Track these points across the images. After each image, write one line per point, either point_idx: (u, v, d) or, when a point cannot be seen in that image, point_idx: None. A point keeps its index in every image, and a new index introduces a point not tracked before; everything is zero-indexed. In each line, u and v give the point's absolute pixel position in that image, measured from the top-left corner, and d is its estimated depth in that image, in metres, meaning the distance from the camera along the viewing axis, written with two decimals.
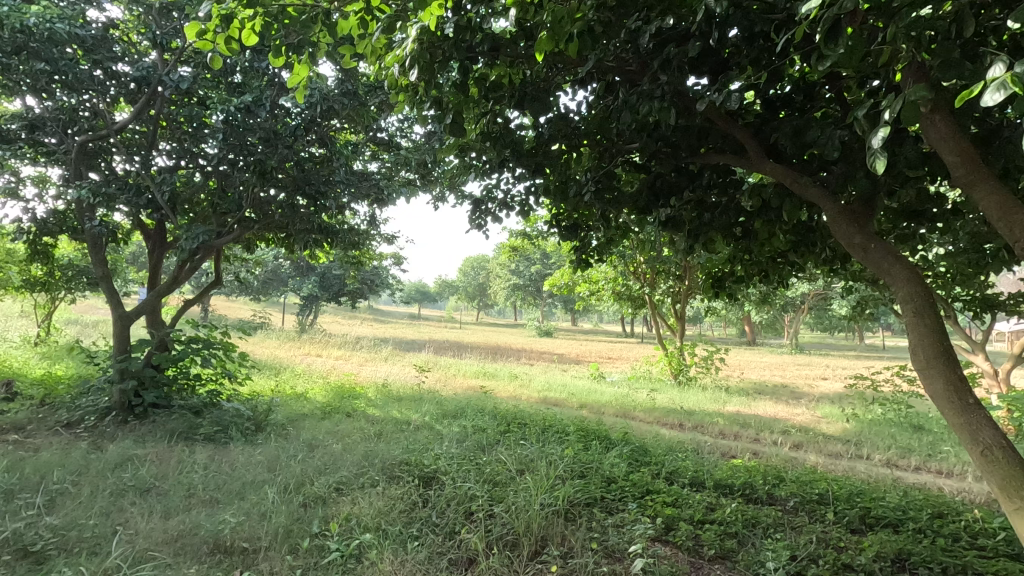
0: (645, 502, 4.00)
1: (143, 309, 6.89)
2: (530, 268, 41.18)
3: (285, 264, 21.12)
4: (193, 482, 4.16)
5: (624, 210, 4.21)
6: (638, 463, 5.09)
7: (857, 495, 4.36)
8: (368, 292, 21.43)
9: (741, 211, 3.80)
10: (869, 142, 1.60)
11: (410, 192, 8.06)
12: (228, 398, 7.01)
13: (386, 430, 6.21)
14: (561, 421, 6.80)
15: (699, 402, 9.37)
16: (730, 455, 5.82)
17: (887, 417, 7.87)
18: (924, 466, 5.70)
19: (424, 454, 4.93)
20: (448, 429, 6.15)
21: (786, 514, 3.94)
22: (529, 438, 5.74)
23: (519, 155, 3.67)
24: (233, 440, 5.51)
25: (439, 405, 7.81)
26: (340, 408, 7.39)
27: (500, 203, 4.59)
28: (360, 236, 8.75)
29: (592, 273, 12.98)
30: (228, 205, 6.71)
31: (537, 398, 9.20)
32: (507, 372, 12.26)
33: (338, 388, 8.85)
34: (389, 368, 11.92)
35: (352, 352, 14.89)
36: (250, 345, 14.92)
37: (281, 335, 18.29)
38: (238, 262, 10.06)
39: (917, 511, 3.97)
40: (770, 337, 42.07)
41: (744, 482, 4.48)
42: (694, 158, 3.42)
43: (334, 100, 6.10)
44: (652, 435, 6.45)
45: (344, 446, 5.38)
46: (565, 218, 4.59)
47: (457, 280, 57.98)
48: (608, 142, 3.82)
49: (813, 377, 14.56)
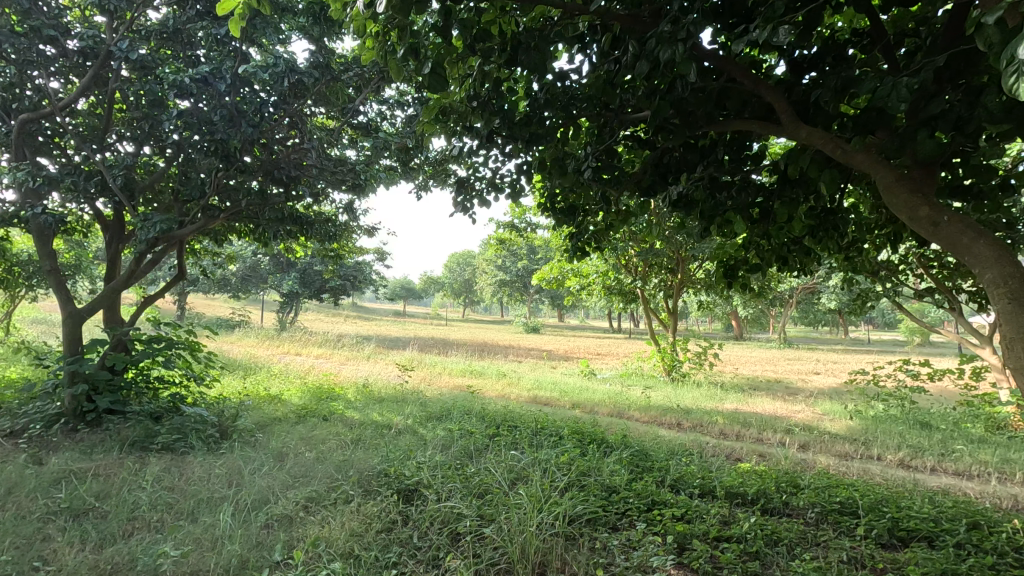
0: (651, 516, 3.58)
1: (97, 304, 6.30)
2: (517, 263, 40.74)
3: (264, 260, 20.38)
4: (139, 502, 3.65)
5: (625, 191, 3.78)
6: (640, 470, 4.65)
7: (881, 502, 3.99)
8: (351, 289, 20.81)
9: (760, 190, 3.37)
10: (1013, 54, 1.27)
11: (391, 180, 7.55)
12: (193, 403, 6.44)
13: (365, 436, 5.74)
14: (554, 422, 6.36)
15: (696, 400, 8.98)
16: (735, 457, 5.45)
17: (890, 413, 7.57)
18: (940, 466, 5.37)
19: (405, 464, 4.45)
20: (432, 434, 5.67)
21: (809, 529, 3.54)
22: (521, 442, 5.31)
23: (511, 125, 3.18)
24: (194, 450, 4.96)
25: (422, 407, 7.33)
26: (316, 412, 6.86)
27: (487, 185, 4.11)
28: (338, 227, 8.23)
29: (583, 267, 12.59)
30: (191, 192, 6.17)
31: (528, 398, 8.75)
32: (495, 370, 11.79)
33: (315, 390, 8.31)
34: (372, 367, 11.42)
35: (334, 350, 14.32)
36: (225, 345, 14.27)
37: (260, 333, 17.64)
38: (209, 256, 9.48)
39: (952, 523, 3.60)
40: (756, 331, 42.20)
41: (758, 491, 4.09)
42: (713, 126, 2.98)
43: (304, 74, 5.57)
44: (652, 438, 6.04)
45: (318, 455, 4.90)
46: (560, 200, 4.12)
47: (443, 277, 57.48)
48: (609, 112, 3.38)
49: (807, 373, 14.24)
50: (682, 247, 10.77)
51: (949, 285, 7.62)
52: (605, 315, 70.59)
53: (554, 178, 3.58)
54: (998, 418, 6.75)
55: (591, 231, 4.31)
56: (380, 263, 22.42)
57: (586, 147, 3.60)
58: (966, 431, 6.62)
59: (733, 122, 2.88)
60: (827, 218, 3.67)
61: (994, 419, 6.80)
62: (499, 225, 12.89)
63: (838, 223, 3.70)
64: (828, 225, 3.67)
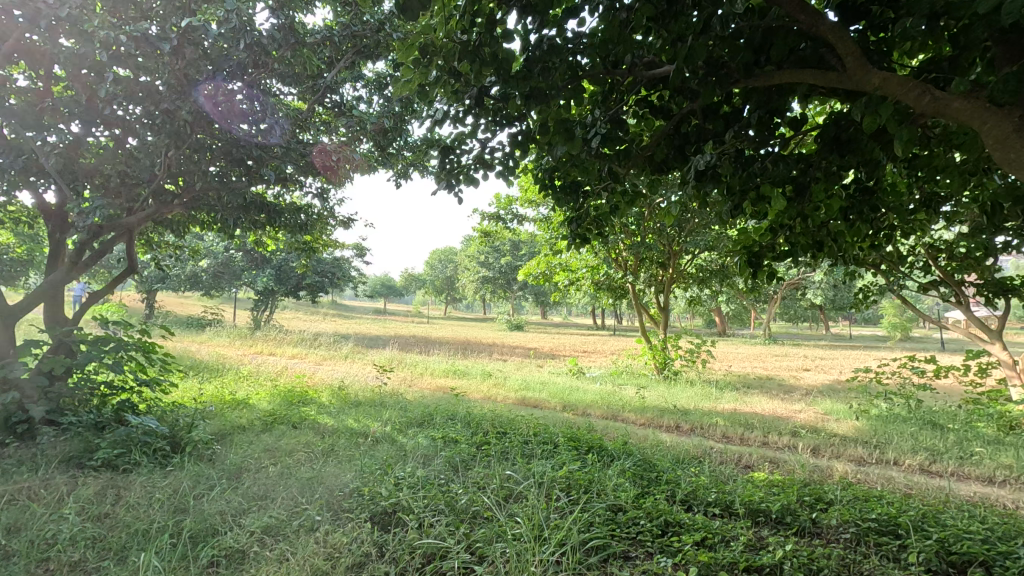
0: (667, 544, 3.08)
1: (32, 301, 5.52)
2: (500, 260, 40.28)
3: (237, 256, 19.52)
4: (56, 536, 3.04)
5: (634, 166, 3.28)
6: (646, 484, 4.16)
7: (920, 518, 3.55)
8: (329, 286, 20.11)
9: (796, 161, 2.92)
10: None
11: (368, 167, 6.98)
12: (145, 410, 5.77)
13: (338, 445, 5.17)
14: (547, 427, 5.85)
15: (692, 400, 8.55)
16: (746, 465, 5.01)
17: (896, 412, 7.23)
18: (962, 471, 5.00)
19: (381, 481, 3.90)
20: (413, 443, 5.13)
21: (850, 555, 3.07)
22: (513, 452, 4.80)
23: (505, 78, 2.66)
24: (139, 467, 4.34)
25: (402, 411, 6.76)
26: (285, 419, 6.24)
27: (475, 161, 3.59)
28: (310, 217, 7.62)
29: (570, 261, 12.11)
30: (139, 174, 5.49)
31: (516, 400, 8.22)
32: (480, 369, 11.24)
33: (286, 393, 7.67)
34: (349, 368, 10.76)
35: (310, 350, 13.61)
36: (192, 345, 13.46)
37: (232, 332, 16.82)
38: (170, 249, 8.76)
39: (1007, 544, 3.16)
40: (737, 328, 42.26)
41: (782, 507, 3.64)
42: (750, 79, 2.48)
43: (267, 42, 4.99)
44: (653, 443, 5.58)
45: (283, 471, 4.30)
46: (559, 178, 3.62)
47: (425, 274, 56.77)
48: (618, 69, 2.89)
49: (799, 370, 13.93)
50: (674, 240, 10.38)
51: (955, 278, 7.31)
52: (589, 312, 70.43)
53: (554, 147, 3.09)
54: (1012, 417, 6.40)
55: (593, 214, 3.82)
56: (359, 259, 21.72)
57: (592, 112, 3.10)
58: (979, 431, 6.27)
59: (776, 73, 2.39)
60: (864, 197, 3.27)
61: (1006, 418, 6.46)
62: (483, 217, 12.36)
63: (875, 203, 3.29)
64: (864, 206, 3.26)
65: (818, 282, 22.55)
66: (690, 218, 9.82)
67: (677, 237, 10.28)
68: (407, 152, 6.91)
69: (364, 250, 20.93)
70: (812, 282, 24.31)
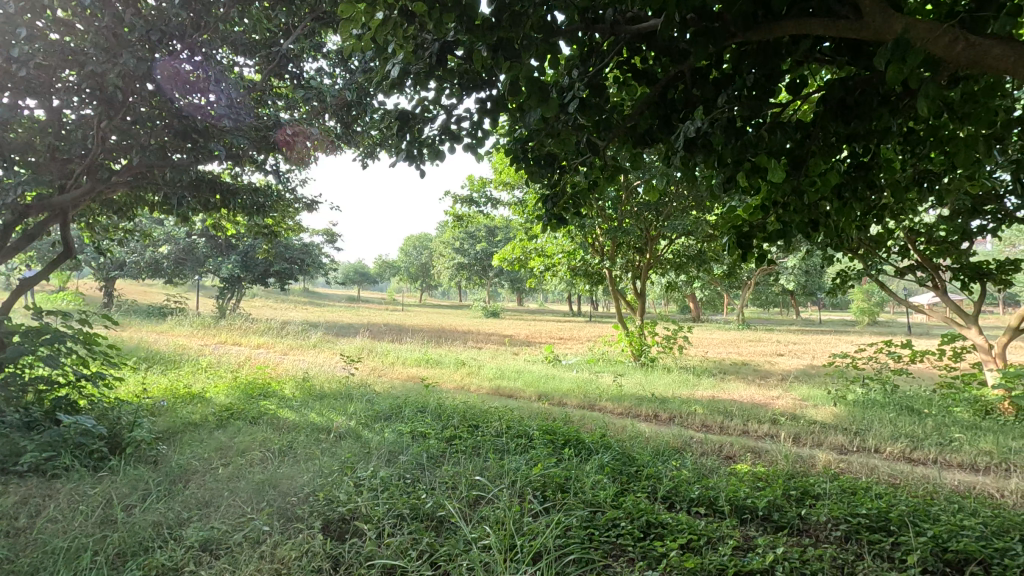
0: (650, 549, 2.84)
1: None
2: (476, 247, 39.85)
3: (199, 242, 18.68)
4: None
5: (611, 137, 3.01)
6: (626, 479, 3.93)
7: (911, 510, 3.39)
8: (299, 273, 19.48)
9: (793, 130, 2.66)
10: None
11: (331, 145, 6.55)
12: (85, 407, 5.30)
13: (298, 441, 4.82)
14: (521, 419, 5.59)
15: (669, 387, 8.40)
16: (727, 456, 4.83)
17: (872, 396, 7.19)
18: (943, 458, 4.92)
19: (340, 483, 3.58)
20: (379, 439, 4.79)
21: (843, 555, 2.87)
22: (485, 447, 4.52)
23: (469, 29, 2.39)
24: (70, 471, 3.92)
25: (369, 403, 6.41)
26: (242, 414, 5.83)
27: (440, 130, 3.25)
28: (269, 199, 7.15)
29: (546, 246, 11.83)
30: (72, 147, 4.95)
31: (489, 390, 7.92)
32: (453, 358, 10.90)
33: (245, 386, 7.23)
34: (316, 358, 10.32)
35: (277, 339, 13.07)
36: (149, 335, 12.80)
37: (194, 320, 16.11)
38: (118, 233, 8.17)
39: (1004, 540, 3.00)
40: (710, 313, 42.72)
41: (769, 503, 3.45)
42: (751, 33, 2.23)
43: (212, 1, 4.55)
44: (631, 434, 5.36)
45: (232, 473, 3.94)
46: (532, 150, 3.31)
47: (400, 261, 55.99)
48: (596, 24, 2.62)
49: (773, 355, 13.96)
50: (652, 225, 10.16)
51: (933, 262, 7.27)
52: (565, 298, 70.55)
53: (526, 112, 2.79)
54: (987, 401, 6.38)
55: (569, 191, 3.54)
56: (330, 245, 21.07)
57: (569, 73, 2.84)
58: (956, 416, 6.23)
59: (783, 22, 2.19)
60: (858, 173, 3.05)
61: (982, 402, 6.43)
62: (456, 201, 11.96)
63: (870, 179, 3.09)
64: (859, 182, 3.04)
65: (791, 267, 22.76)
66: (668, 202, 9.61)
67: (655, 221, 10.06)
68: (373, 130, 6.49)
69: (335, 236, 20.31)
70: (784, 268, 24.58)
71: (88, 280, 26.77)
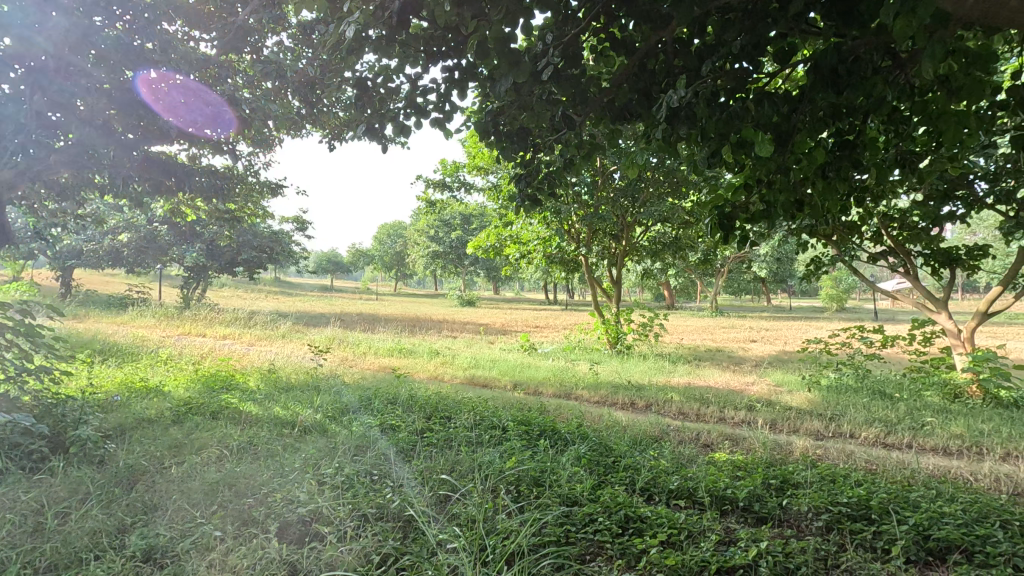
0: (628, 546, 2.70)
1: None
2: (451, 235, 39.45)
3: (162, 230, 17.95)
4: None
5: (586, 110, 2.83)
6: (602, 470, 3.80)
7: (890, 496, 3.33)
8: (268, 261, 18.91)
9: (781, 102, 2.49)
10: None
11: (294, 124, 6.20)
12: (26, 404, 4.93)
13: (259, 437, 4.55)
14: (496, 409, 5.41)
15: (645, 374, 8.33)
16: (705, 444, 4.74)
17: (845, 381, 7.24)
18: (917, 443, 4.93)
19: (301, 482, 3.36)
20: (346, 432, 4.56)
21: (825, 546, 2.79)
22: (457, 440, 4.33)
23: None
24: (4, 475, 3.60)
25: (338, 395, 6.16)
26: (201, 409, 5.52)
27: (404, 102, 2.99)
28: (229, 181, 6.77)
29: (521, 233, 11.63)
30: None
31: (464, 379, 7.74)
32: (427, 347, 10.68)
33: (207, 378, 6.90)
34: (284, 348, 9.97)
35: (244, 329, 12.65)
36: (108, 327, 12.22)
37: (157, 311, 15.48)
38: (66, 217, 7.67)
39: (985, 527, 2.94)
40: (684, 301, 43.26)
41: (749, 493, 3.35)
42: None
43: None
44: (608, 423, 5.24)
45: (184, 473, 3.67)
46: (504, 124, 3.09)
47: (374, 250, 55.18)
48: None
49: (746, 342, 14.07)
50: (628, 211, 10.04)
51: (905, 247, 7.31)
52: (542, 286, 70.58)
53: (496, 81, 2.58)
54: (956, 385, 6.46)
55: (543, 170, 3.35)
56: (300, 233, 20.49)
57: (543, 39, 2.63)
58: (926, 400, 6.30)
59: None
60: (844, 152, 2.87)
61: (951, 385, 6.52)
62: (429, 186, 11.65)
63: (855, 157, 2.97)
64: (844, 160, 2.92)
65: (764, 254, 23.04)
66: (644, 188, 9.48)
67: (631, 208, 9.94)
68: (339, 108, 6.15)
69: (304, 223, 19.75)
70: (757, 256, 24.89)
71: (44, 270, 25.63)
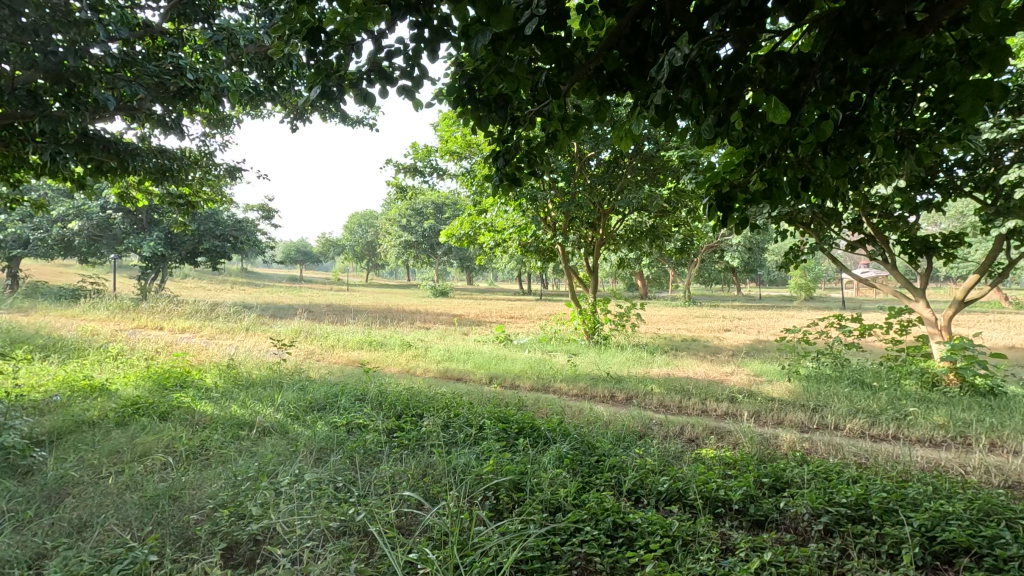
0: (620, 559, 2.45)
1: None
2: (423, 224, 38.78)
3: (116, 217, 16.98)
4: None
5: (572, 76, 2.52)
6: (586, 471, 3.55)
7: (888, 495, 3.16)
8: (231, 251, 18.11)
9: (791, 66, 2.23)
10: None
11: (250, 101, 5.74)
12: None
13: (212, 440, 4.15)
14: (471, 406, 5.10)
15: (624, 366, 8.13)
16: (691, 440, 4.55)
17: (824, 371, 7.17)
18: (902, 434, 4.83)
19: (255, 492, 3.01)
20: (308, 434, 4.19)
21: (828, 552, 2.59)
22: (428, 441, 4.01)
23: None
24: None
25: (302, 392, 5.76)
26: (150, 410, 5.06)
27: (367, 64, 2.61)
28: (179, 162, 6.25)
29: (495, 220, 11.28)
30: None
31: (436, 373, 7.40)
32: (398, 339, 10.30)
33: (159, 376, 6.40)
34: (246, 342, 9.44)
35: (205, 321, 12.02)
36: (55, 320, 11.44)
37: (110, 303, 14.61)
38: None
39: (990, 526, 2.78)
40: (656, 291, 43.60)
41: (743, 494, 3.14)
42: None
43: None
44: (589, 418, 5.00)
45: (123, 484, 3.26)
46: (480, 92, 2.76)
47: (344, 240, 53.98)
48: None
49: (720, 331, 14.09)
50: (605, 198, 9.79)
51: (883, 235, 7.23)
52: (515, 277, 70.34)
53: (471, 39, 2.24)
54: (934, 373, 6.43)
55: (523, 145, 3.04)
56: (265, 222, 19.70)
57: None
58: (906, 389, 6.26)
59: None
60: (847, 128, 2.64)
61: (929, 373, 6.50)
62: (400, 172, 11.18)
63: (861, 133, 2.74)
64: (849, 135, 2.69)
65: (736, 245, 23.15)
66: (622, 174, 9.23)
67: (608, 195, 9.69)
68: (299, 84, 5.70)
69: (269, 211, 18.97)
70: (729, 245, 25.04)
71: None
